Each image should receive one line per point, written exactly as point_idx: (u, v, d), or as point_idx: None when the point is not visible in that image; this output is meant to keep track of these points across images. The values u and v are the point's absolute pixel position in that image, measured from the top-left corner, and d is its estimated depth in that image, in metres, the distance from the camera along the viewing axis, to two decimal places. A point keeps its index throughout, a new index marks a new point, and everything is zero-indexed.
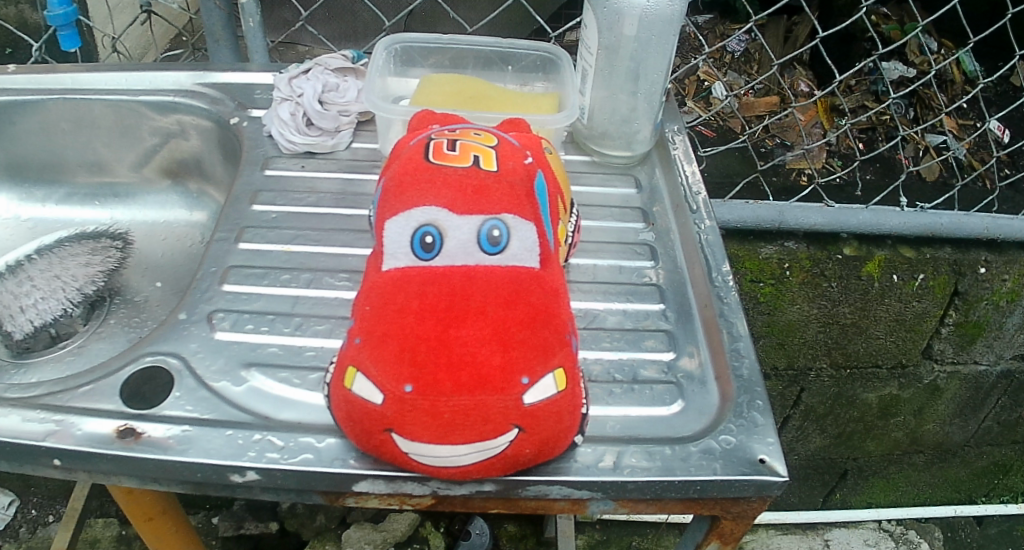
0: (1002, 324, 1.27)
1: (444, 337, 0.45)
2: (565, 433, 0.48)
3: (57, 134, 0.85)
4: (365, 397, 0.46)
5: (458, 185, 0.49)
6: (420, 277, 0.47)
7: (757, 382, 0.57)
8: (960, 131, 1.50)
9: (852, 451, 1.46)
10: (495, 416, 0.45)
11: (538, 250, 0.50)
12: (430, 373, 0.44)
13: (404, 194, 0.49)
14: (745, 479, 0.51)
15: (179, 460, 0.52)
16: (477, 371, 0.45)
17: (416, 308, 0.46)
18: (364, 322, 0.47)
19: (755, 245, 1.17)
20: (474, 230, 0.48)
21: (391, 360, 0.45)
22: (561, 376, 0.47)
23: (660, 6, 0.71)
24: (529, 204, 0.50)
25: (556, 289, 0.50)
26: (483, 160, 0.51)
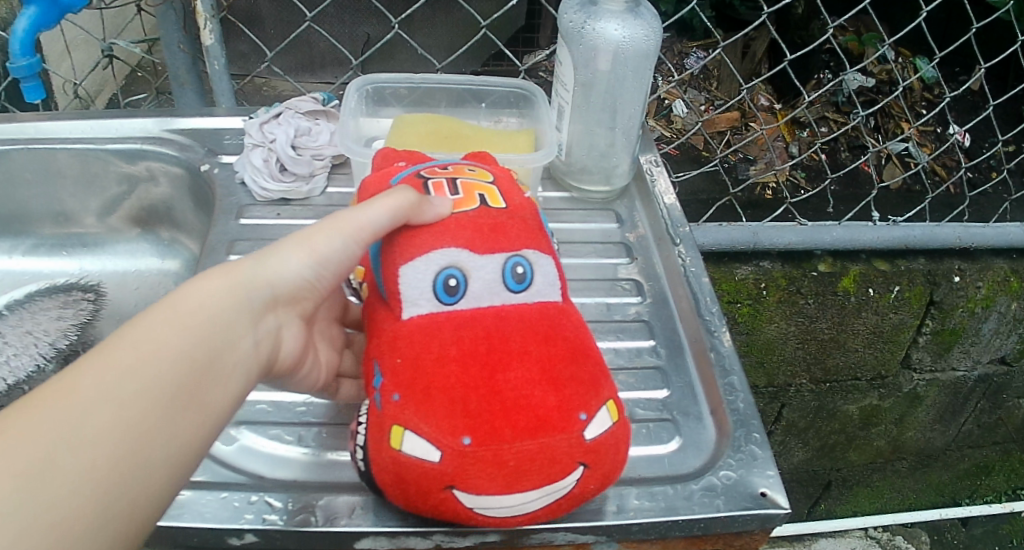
0: (978, 330, 1.30)
1: (491, 381, 0.44)
2: (621, 463, 0.48)
3: (21, 185, 0.83)
4: (418, 456, 0.44)
5: (476, 225, 0.50)
6: (452, 323, 0.46)
7: (753, 414, 0.57)
8: (920, 138, 1.53)
9: (835, 462, 1.48)
10: (562, 457, 0.44)
11: (557, 282, 0.51)
12: (486, 422, 0.43)
13: (417, 237, 0.49)
14: (748, 514, 0.51)
15: (173, 526, 0.50)
16: (536, 412, 0.44)
17: (457, 356, 0.45)
18: (399, 377, 0.46)
19: (730, 266, 1.17)
20: (500, 269, 0.48)
21: (443, 413, 0.44)
22: (613, 407, 0.47)
23: (635, 40, 0.75)
24: (542, 238, 0.52)
25: (582, 318, 0.51)
26: (490, 198, 0.52)
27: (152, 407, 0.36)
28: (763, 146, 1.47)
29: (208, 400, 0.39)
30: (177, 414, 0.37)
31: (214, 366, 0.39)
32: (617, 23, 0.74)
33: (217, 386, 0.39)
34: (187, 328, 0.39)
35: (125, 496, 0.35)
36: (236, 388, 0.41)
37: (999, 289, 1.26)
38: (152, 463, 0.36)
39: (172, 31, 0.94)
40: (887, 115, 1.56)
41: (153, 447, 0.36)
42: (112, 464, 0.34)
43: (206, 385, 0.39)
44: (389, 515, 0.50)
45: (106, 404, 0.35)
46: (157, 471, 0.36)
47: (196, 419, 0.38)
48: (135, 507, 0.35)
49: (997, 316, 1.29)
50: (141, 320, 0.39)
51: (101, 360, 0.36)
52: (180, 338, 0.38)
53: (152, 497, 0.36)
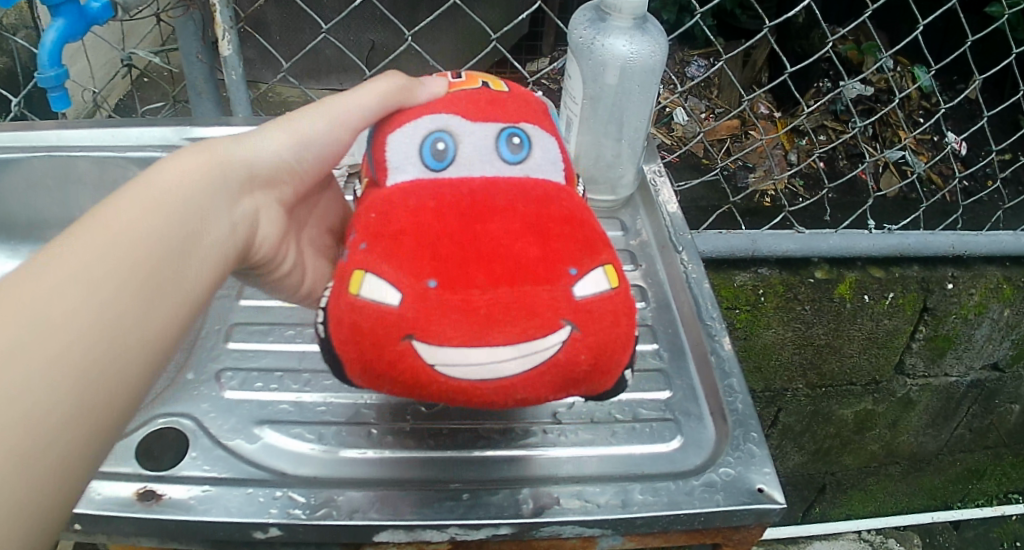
0: (970, 336, 1.33)
1: (472, 227, 0.47)
2: (619, 340, 0.48)
3: (45, 192, 0.86)
4: (377, 299, 0.46)
5: (471, 100, 0.54)
6: (434, 184, 0.50)
7: (751, 415, 0.60)
8: (918, 146, 1.57)
9: (830, 466, 1.51)
10: (541, 309, 0.45)
11: (556, 162, 0.54)
12: (454, 266, 0.46)
13: (408, 115, 0.54)
14: (746, 509, 0.54)
15: (202, 520, 0.53)
16: (516, 259, 0.46)
17: (436, 208, 0.48)
18: (375, 231, 0.48)
19: (729, 272, 1.20)
20: (490, 136, 0.52)
21: (411, 257, 0.46)
22: (609, 274, 0.48)
23: (642, 56, 0.78)
24: (544, 121, 0.55)
25: (583, 206, 0.53)
26: (493, 85, 0.56)
27: (127, 279, 0.38)
28: (762, 155, 1.51)
29: (183, 278, 0.41)
30: (158, 284, 0.40)
31: (189, 247, 0.42)
32: (626, 40, 0.77)
33: (191, 266, 0.42)
34: (161, 209, 0.42)
35: (122, 355, 0.38)
36: (210, 271, 0.43)
37: (992, 296, 1.29)
38: (132, 334, 0.38)
39: (192, 42, 0.97)
40: (886, 123, 1.59)
41: (142, 318, 0.39)
42: (104, 325, 0.37)
43: (180, 263, 0.41)
44: (406, 509, 0.53)
45: (84, 274, 0.37)
46: (137, 345, 0.38)
47: (178, 293, 0.41)
48: (118, 374, 0.37)
49: (989, 322, 1.32)
50: (114, 202, 0.41)
51: (75, 238, 0.39)
52: (154, 219, 0.41)
53: (135, 369, 0.38)
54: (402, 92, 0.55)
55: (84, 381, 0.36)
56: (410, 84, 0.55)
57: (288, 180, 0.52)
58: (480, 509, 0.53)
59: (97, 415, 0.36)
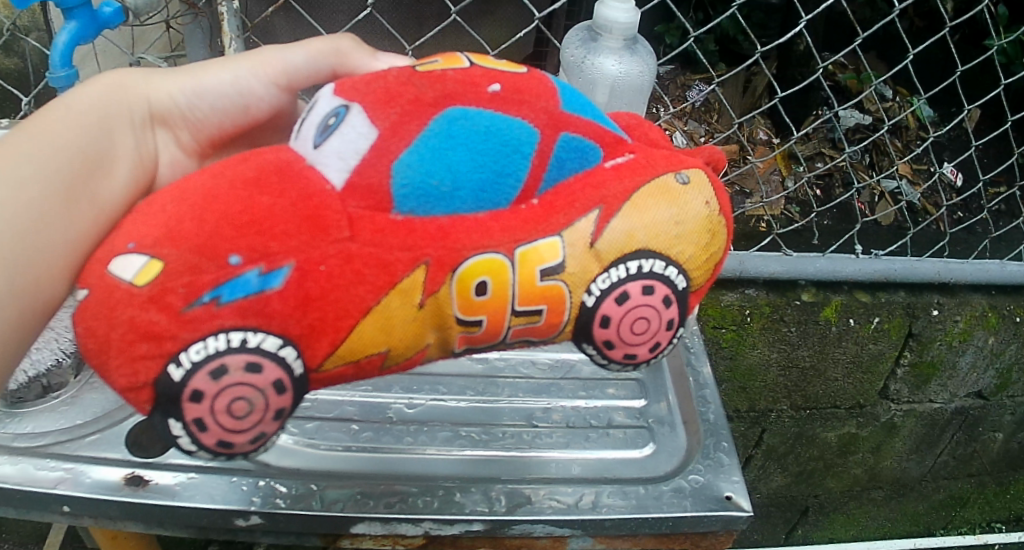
0: (955, 363, 1.36)
1: (192, 181, 0.40)
2: (118, 350, 0.38)
3: None
4: None
5: (372, 75, 0.42)
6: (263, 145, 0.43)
7: (722, 425, 0.63)
8: (914, 175, 1.59)
9: (813, 489, 1.53)
10: (101, 262, 0.39)
11: (341, 166, 0.39)
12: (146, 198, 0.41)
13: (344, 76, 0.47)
14: (713, 515, 0.56)
15: (185, 505, 0.55)
16: (153, 223, 0.39)
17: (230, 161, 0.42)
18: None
19: (717, 292, 1.21)
20: (320, 116, 0.42)
21: None
22: (148, 274, 0.38)
23: (630, 74, 0.81)
24: (391, 109, 0.40)
25: (307, 224, 0.38)
26: (442, 62, 0.43)
27: (46, 188, 0.47)
28: (757, 180, 1.50)
29: (95, 195, 0.49)
30: (72, 192, 0.48)
31: (98, 165, 0.51)
32: (615, 59, 0.80)
33: (102, 185, 0.50)
34: (75, 132, 0.50)
35: (40, 247, 0.46)
36: (119, 191, 0.52)
37: (976, 324, 1.31)
38: (53, 234, 0.47)
39: (200, 49, 1.00)
40: (883, 152, 1.59)
41: (57, 218, 0.47)
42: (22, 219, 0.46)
43: (91, 180, 0.50)
44: (385, 502, 0.55)
45: (11, 179, 0.46)
46: (61, 247, 0.47)
47: (94, 203, 0.49)
48: (39, 266, 0.46)
49: (974, 349, 1.34)
50: (41, 121, 0.50)
51: (7, 148, 0.48)
52: (70, 136, 0.50)
53: (58, 268, 0.47)
54: (338, 56, 0.57)
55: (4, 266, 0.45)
56: (352, 49, 0.57)
57: (184, 121, 0.57)
58: (454, 506, 0.55)
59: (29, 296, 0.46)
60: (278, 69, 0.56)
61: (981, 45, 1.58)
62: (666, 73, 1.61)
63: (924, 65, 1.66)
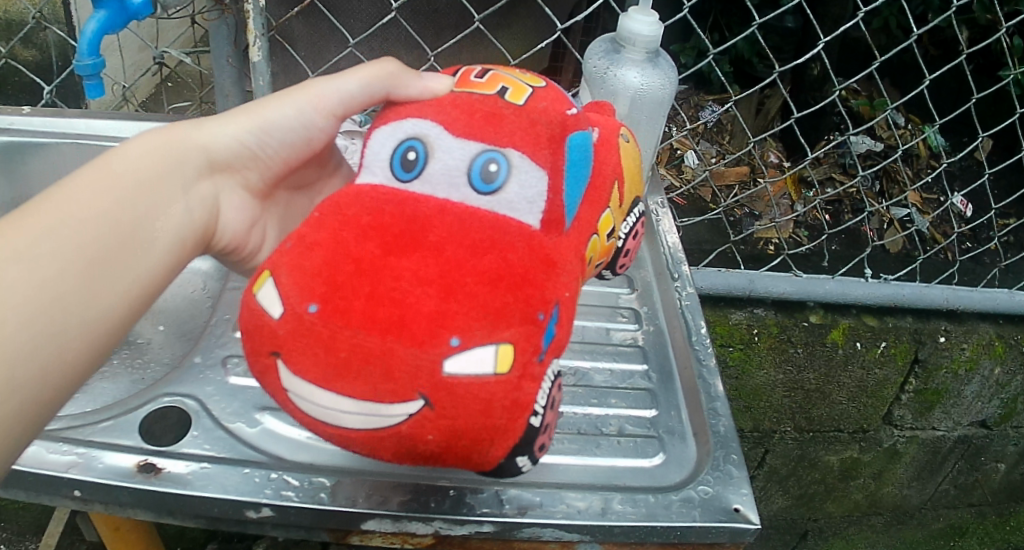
0: (959, 391, 1.35)
1: (367, 250, 0.42)
2: (487, 431, 0.43)
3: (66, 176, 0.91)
4: (264, 307, 0.43)
5: (464, 109, 0.47)
6: (380, 194, 0.45)
7: (732, 437, 0.63)
8: (924, 206, 1.59)
9: (813, 512, 1.53)
10: (399, 375, 0.41)
11: (541, 208, 0.46)
12: (341, 297, 0.41)
13: (397, 112, 0.49)
14: (720, 526, 0.57)
15: (198, 494, 0.55)
16: (395, 304, 0.41)
17: (354, 224, 0.44)
18: (307, 232, 0.44)
19: (725, 311, 1.22)
20: (469, 161, 0.45)
21: (306, 274, 0.42)
22: (506, 356, 0.42)
23: (652, 87, 0.82)
24: (545, 151, 0.46)
25: (545, 257, 0.45)
26: (511, 92, 0.48)
27: (75, 262, 0.44)
28: (768, 203, 1.49)
29: (137, 259, 0.47)
30: (108, 264, 0.45)
31: (141, 232, 0.47)
32: (637, 71, 0.81)
33: (146, 248, 0.47)
34: (122, 192, 0.48)
35: (67, 324, 0.43)
36: (165, 256, 0.49)
37: (983, 352, 1.31)
38: (77, 313, 0.43)
39: (223, 46, 1.01)
40: (893, 180, 1.59)
41: (89, 294, 0.44)
42: (49, 295, 0.42)
43: (134, 245, 0.47)
44: (396, 500, 0.56)
45: (33, 254, 0.43)
46: (76, 330, 0.43)
47: (129, 274, 0.46)
48: (66, 345, 0.43)
49: (979, 378, 1.34)
50: (79, 183, 0.47)
51: (36, 218, 0.44)
52: (109, 203, 0.47)
53: (75, 346, 0.43)
54: (390, 80, 0.52)
55: (30, 345, 0.41)
56: (404, 73, 0.53)
57: (253, 163, 0.57)
58: (465, 506, 0.55)
59: (24, 388, 0.41)
60: (334, 100, 0.57)
61: (995, 75, 1.58)
62: (680, 92, 1.62)
63: (938, 93, 1.67)
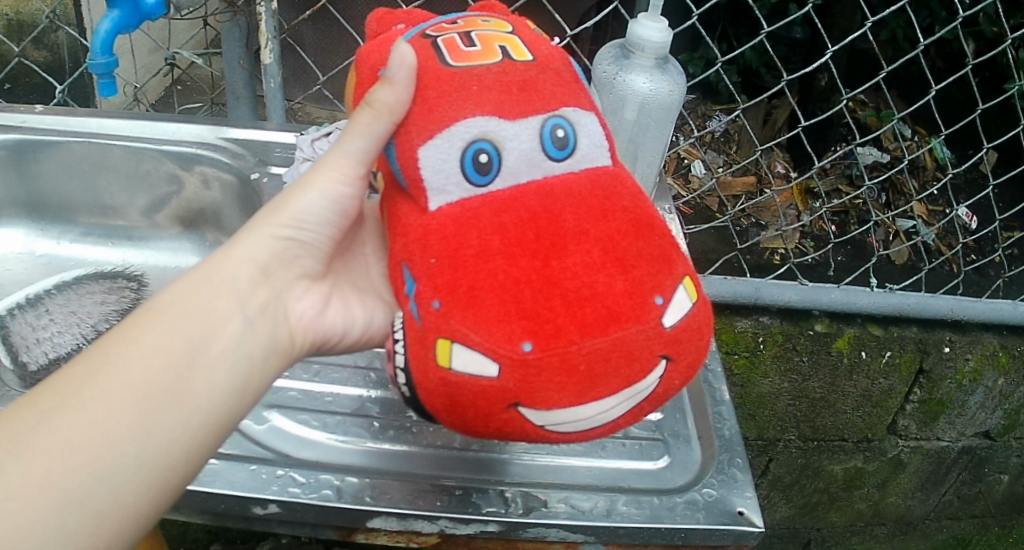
0: (963, 402, 1.35)
1: (527, 272, 0.42)
2: (704, 349, 0.48)
3: (77, 175, 0.91)
4: (471, 373, 0.43)
5: (496, 84, 0.46)
6: (484, 205, 0.44)
7: (737, 441, 0.64)
8: (930, 217, 1.59)
9: (816, 522, 1.52)
10: (640, 351, 0.44)
11: (603, 143, 0.49)
12: (547, 324, 0.42)
13: (434, 117, 0.46)
14: (724, 528, 0.57)
15: (203, 490, 0.55)
16: (585, 301, 0.42)
17: (484, 253, 0.43)
18: (449, 290, 0.43)
19: (732, 318, 1.22)
20: (539, 134, 0.46)
21: (490, 319, 0.42)
22: (689, 286, 0.47)
23: (660, 94, 0.83)
24: (578, 95, 0.49)
25: (634, 189, 0.49)
26: (512, 50, 0.48)
27: (117, 412, 0.44)
28: (775, 213, 1.49)
29: (196, 388, 0.47)
30: (154, 405, 0.45)
31: (189, 362, 0.47)
32: (646, 78, 0.81)
33: (204, 373, 0.47)
34: (173, 323, 0.48)
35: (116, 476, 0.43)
36: (223, 378, 0.48)
37: (987, 363, 1.30)
38: (128, 461, 0.43)
39: (235, 48, 1.02)
40: (899, 192, 1.59)
41: (139, 438, 0.44)
42: (95, 450, 0.43)
43: (191, 373, 0.47)
44: (403, 498, 0.56)
45: (82, 404, 0.44)
46: (127, 476, 0.43)
47: (178, 408, 0.46)
48: (118, 496, 0.43)
49: (983, 389, 1.34)
50: (128, 324, 0.48)
51: (80, 373, 0.45)
52: (152, 343, 0.47)
53: (129, 492, 0.44)
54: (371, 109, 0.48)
55: (76, 504, 0.42)
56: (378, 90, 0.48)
57: (309, 254, 0.55)
58: (470, 505, 0.56)
59: (87, 537, 0.42)
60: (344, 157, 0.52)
61: (1002, 87, 1.59)
62: (687, 101, 1.63)
63: (944, 104, 1.67)
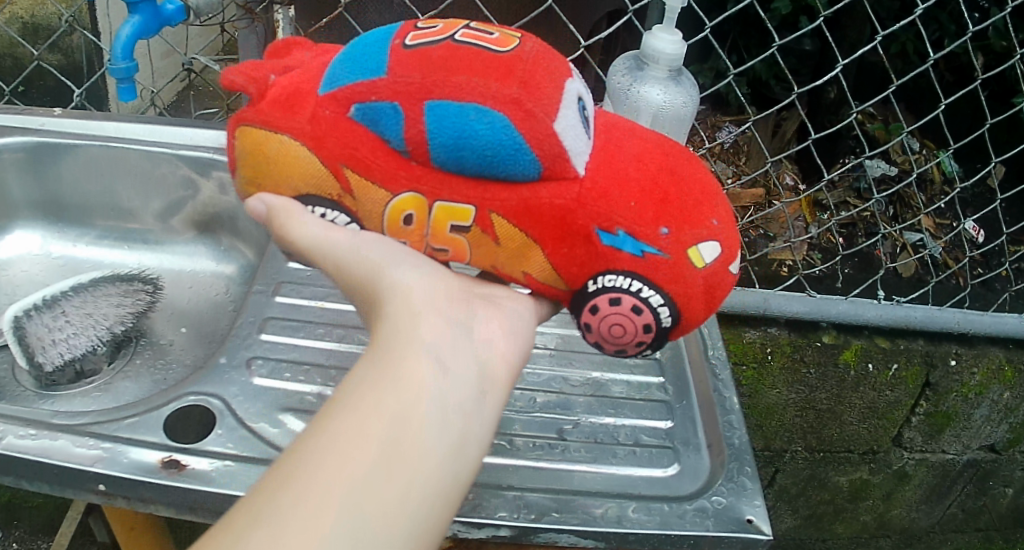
0: (969, 415, 1.36)
1: (671, 173, 0.52)
2: None
3: (95, 178, 0.93)
4: (715, 257, 0.52)
5: (545, 53, 0.50)
6: (609, 151, 0.51)
7: (746, 450, 0.64)
8: (937, 231, 1.59)
9: (822, 533, 1.53)
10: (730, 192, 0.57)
11: None
12: (711, 197, 0.53)
13: (546, 90, 0.48)
14: (734, 536, 0.57)
15: (221, 491, 0.58)
16: (699, 177, 0.53)
17: (644, 178, 0.50)
18: (665, 214, 0.50)
19: (739, 329, 1.23)
20: (586, 90, 0.53)
21: (693, 211, 0.51)
22: None
23: (674, 104, 0.83)
24: None
25: None
26: (506, 30, 0.52)
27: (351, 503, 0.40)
28: (783, 225, 1.49)
29: (418, 450, 0.42)
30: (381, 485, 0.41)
31: (399, 432, 0.42)
32: (660, 89, 0.82)
33: (418, 436, 0.43)
34: (366, 398, 0.43)
35: None
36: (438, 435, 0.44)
37: (993, 377, 1.30)
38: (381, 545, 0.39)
39: (251, 55, 1.04)
40: (907, 205, 1.59)
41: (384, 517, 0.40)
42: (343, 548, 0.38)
43: (404, 439, 0.42)
44: None
45: (308, 508, 0.39)
46: None
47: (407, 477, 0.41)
48: None
49: (989, 403, 1.34)
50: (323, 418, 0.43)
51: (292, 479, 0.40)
52: (355, 425, 0.42)
53: None
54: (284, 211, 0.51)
55: None
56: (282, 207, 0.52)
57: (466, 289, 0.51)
58: (483, 509, 0.57)
59: None
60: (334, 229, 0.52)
61: (1010, 101, 1.59)
62: (697, 112, 1.63)
63: (953, 117, 1.67)
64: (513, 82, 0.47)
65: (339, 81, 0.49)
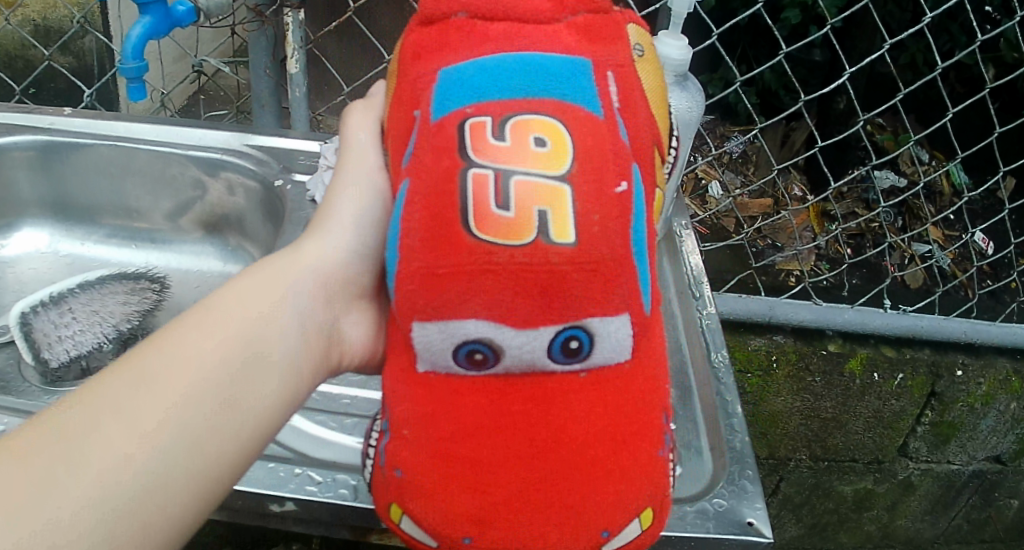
0: (975, 425, 1.35)
1: (501, 483, 0.43)
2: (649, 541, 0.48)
3: (104, 177, 0.94)
4: (416, 538, 0.46)
5: (504, 278, 0.41)
6: (476, 395, 0.43)
7: (748, 453, 0.64)
8: (945, 242, 1.59)
9: (825, 542, 1.52)
10: None
11: (630, 338, 0.44)
12: (492, 533, 0.43)
13: (449, 293, 0.42)
14: (733, 538, 0.57)
15: None
16: (545, 501, 0.43)
17: (451, 450, 0.43)
18: (419, 476, 0.44)
19: (744, 336, 1.23)
20: (551, 336, 0.42)
21: (451, 512, 0.43)
22: (647, 516, 0.46)
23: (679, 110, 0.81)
24: (624, 285, 0.43)
25: (641, 389, 0.45)
26: (555, 222, 0.41)
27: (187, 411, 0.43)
28: (791, 234, 1.49)
29: (253, 389, 0.46)
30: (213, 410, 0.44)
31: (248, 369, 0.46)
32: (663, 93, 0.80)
33: (256, 388, 0.46)
34: (236, 319, 0.48)
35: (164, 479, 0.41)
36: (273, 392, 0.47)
37: (999, 388, 1.30)
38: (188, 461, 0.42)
39: (262, 58, 1.04)
40: (916, 216, 1.58)
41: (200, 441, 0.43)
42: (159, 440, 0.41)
43: (247, 387, 0.46)
44: None
45: (145, 390, 0.43)
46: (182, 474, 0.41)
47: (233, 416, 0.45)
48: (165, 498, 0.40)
49: (995, 414, 1.33)
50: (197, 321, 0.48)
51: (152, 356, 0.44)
52: (220, 343, 0.46)
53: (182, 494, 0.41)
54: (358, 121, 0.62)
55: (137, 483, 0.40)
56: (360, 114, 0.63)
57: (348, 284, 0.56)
58: None
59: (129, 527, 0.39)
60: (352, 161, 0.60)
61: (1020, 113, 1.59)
62: (706, 121, 1.64)
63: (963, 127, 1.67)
64: (429, 259, 0.42)
65: (442, 108, 0.45)
